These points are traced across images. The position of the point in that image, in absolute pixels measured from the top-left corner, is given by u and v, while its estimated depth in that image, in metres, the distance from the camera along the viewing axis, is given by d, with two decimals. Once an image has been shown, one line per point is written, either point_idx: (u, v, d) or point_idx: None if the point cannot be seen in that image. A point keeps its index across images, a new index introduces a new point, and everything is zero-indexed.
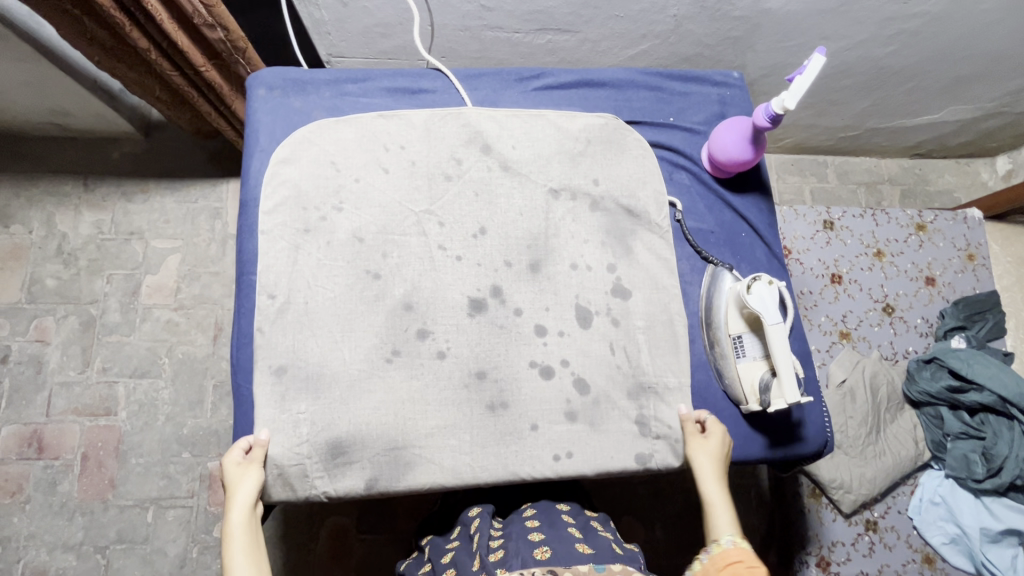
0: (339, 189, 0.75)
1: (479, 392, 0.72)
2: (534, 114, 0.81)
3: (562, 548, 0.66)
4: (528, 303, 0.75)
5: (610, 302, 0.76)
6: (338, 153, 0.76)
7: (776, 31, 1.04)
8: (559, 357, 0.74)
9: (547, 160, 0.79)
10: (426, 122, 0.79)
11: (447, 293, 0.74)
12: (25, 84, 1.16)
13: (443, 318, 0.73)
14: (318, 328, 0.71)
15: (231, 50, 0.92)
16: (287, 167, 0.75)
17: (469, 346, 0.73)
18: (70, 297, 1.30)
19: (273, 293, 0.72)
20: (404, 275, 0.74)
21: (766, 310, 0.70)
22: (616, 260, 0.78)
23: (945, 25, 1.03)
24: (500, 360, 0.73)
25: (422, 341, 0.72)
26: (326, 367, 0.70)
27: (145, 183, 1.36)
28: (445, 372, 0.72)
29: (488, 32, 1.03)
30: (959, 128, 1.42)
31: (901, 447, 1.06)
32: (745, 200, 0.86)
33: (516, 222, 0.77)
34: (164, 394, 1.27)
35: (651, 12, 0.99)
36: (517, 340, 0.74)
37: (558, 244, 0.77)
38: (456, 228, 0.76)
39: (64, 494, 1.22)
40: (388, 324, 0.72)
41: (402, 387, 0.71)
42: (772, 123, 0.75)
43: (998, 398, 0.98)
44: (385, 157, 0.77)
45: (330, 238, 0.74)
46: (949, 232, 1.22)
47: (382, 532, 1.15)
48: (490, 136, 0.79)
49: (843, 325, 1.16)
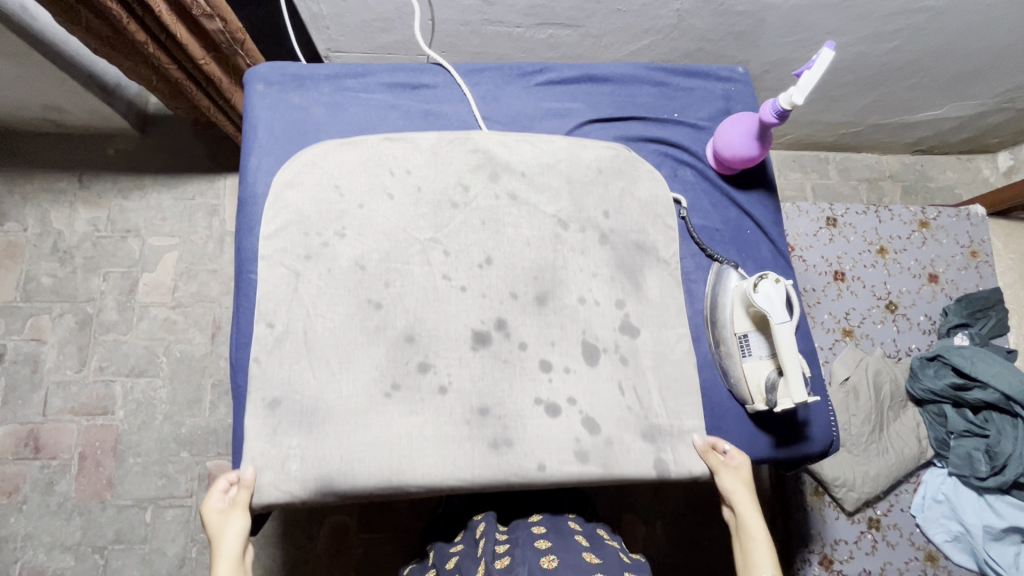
0: (341, 214, 0.72)
1: (481, 429, 0.68)
2: (546, 140, 0.78)
3: (569, 557, 0.65)
4: (534, 337, 0.72)
5: (619, 339, 0.73)
6: (342, 177, 0.73)
7: (780, 26, 1.03)
8: (566, 395, 0.70)
9: (550, 168, 0.77)
10: (434, 146, 0.76)
11: (452, 325, 0.71)
12: (18, 79, 1.14)
13: (446, 352, 0.70)
14: (318, 360, 0.68)
15: (231, 42, 0.91)
16: (290, 192, 0.72)
17: (472, 381, 0.69)
18: (66, 295, 1.28)
19: (271, 322, 0.69)
20: (406, 306, 0.71)
21: (774, 309, 0.69)
22: (626, 295, 0.75)
23: (950, 20, 1.02)
24: (504, 396, 0.69)
25: (423, 375, 0.69)
26: (324, 401, 0.67)
27: (141, 180, 1.34)
28: (447, 408, 0.68)
29: (489, 26, 1.02)
30: (962, 124, 1.41)
31: (904, 446, 1.05)
32: (750, 197, 0.85)
33: (523, 253, 0.74)
34: (161, 393, 1.25)
35: (653, 7, 0.98)
36: (522, 374, 0.70)
37: (567, 275, 0.74)
38: (461, 257, 0.73)
39: (61, 494, 1.21)
40: (390, 357, 0.69)
41: (399, 424, 0.67)
42: (779, 119, 0.73)
43: (1002, 396, 0.98)
44: (390, 182, 0.74)
45: (331, 265, 0.71)
46: (952, 229, 1.21)
47: (383, 531, 1.14)
48: (501, 162, 0.76)
49: (846, 323, 1.15)
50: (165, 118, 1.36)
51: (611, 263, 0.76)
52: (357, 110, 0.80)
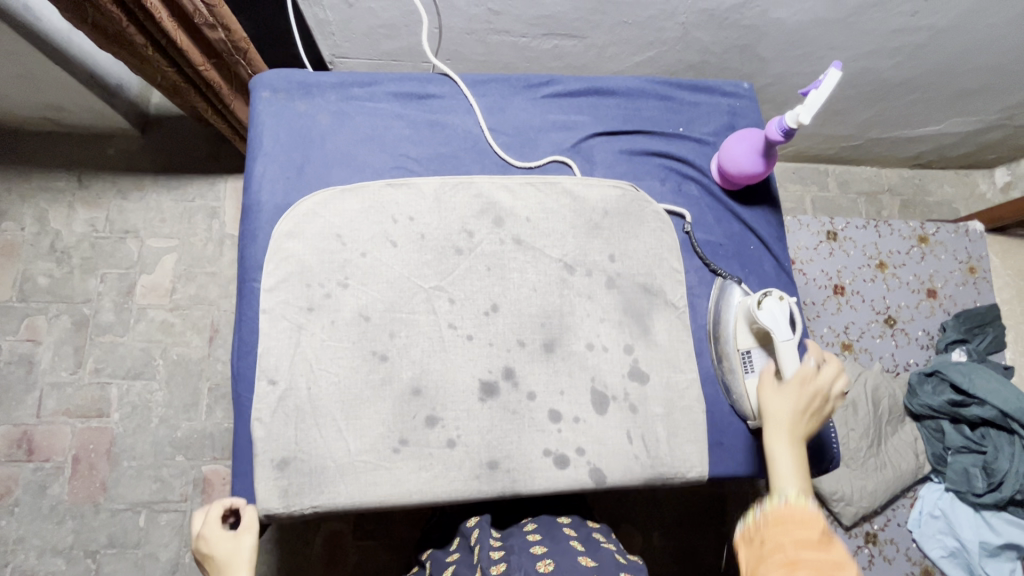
0: (344, 264, 0.72)
1: (491, 483, 0.68)
2: (550, 183, 0.78)
3: (565, 561, 0.65)
4: (542, 387, 0.72)
5: (627, 387, 0.73)
6: (344, 226, 0.73)
7: (784, 41, 1.04)
8: (575, 445, 0.71)
9: (554, 214, 0.77)
10: (437, 191, 0.76)
11: (457, 376, 0.71)
12: (20, 77, 1.13)
13: (453, 405, 0.70)
14: (323, 418, 0.68)
15: (232, 50, 0.91)
16: (292, 242, 0.72)
17: (480, 433, 0.69)
18: (62, 296, 1.27)
19: (273, 378, 0.69)
20: (411, 357, 0.70)
21: (779, 326, 0.70)
22: (634, 340, 0.75)
23: (951, 38, 1.03)
24: (513, 449, 0.70)
25: (431, 430, 0.69)
26: (331, 459, 0.67)
27: (141, 180, 1.34)
28: (455, 463, 0.68)
29: (495, 35, 1.02)
30: (961, 140, 1.42)
31: (901, 461, 1.06)
32: (755, 213, 0.85)
33: (529, 299, 0.74)
34: (157, 396, 1.25)
35: (659, 19, 0.98)
36: (531, 427, 0.71)
37: (574, 321, 0.74)
38: (467, 305, 0.73)
39: (54, 497, 1.20)
40: (396, 411, 0.69)
41: (408, 480, 0.67)
42: (785, 137, 0.74)
43: (999, 413, 0.98)
44: (394, 230, 0.74)
45: (335, 317, 0.70)
46: (951, 245, 1.22)
47: (378, 538, 1.13)
48: (505, 208, 0.76)
49: (845, 337, 1.16)
50: (167, 118, 1.36)
51: (614, 276, 0.76)
52: (363, 119, 0.80)
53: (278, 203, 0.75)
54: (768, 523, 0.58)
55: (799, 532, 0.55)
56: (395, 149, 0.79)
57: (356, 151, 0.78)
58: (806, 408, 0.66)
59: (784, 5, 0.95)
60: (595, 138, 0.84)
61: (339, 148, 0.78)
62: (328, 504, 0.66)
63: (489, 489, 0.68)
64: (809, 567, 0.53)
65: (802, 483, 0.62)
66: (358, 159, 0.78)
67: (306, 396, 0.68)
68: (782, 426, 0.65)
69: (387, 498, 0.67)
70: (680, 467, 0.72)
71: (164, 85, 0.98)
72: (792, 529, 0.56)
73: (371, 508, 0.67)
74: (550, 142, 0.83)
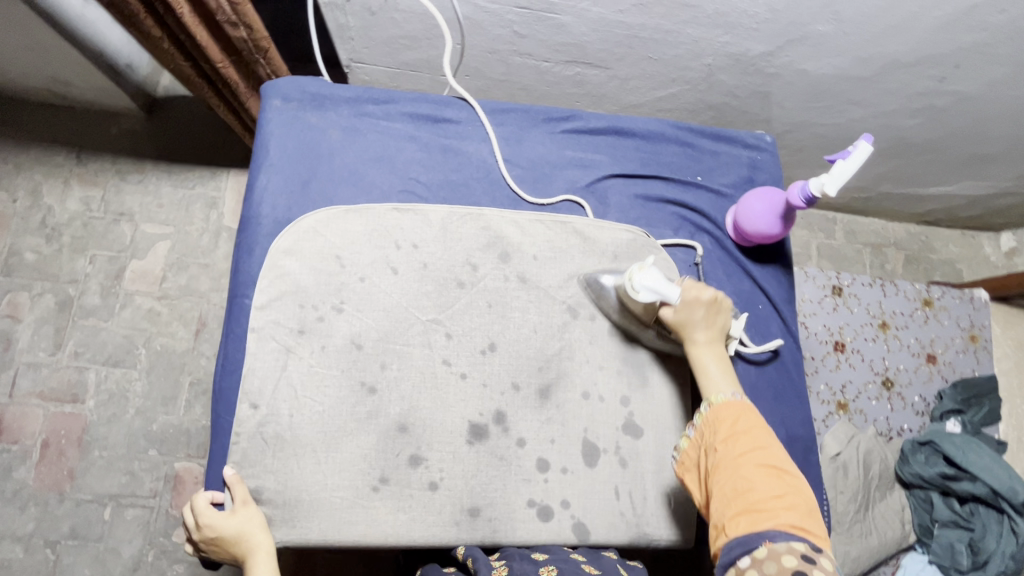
0: (341, 287, 0.69)
1: (471, 530, 0.66)
2: (560, 222, 0.76)
3: (568, 567, 0.62)
4: (533, 433, 0.70)
5: (620, 440, 0.71)
6: (345, 248, 0.70)
7: (808, 92, 1.02)
8: (560, 496, 0.69)
9: (561, 254, 0.75)
10: (444, 220, 0.74)
11: (446, 416, 0.68)
12: (27, 48, 1.11)
13: (439, 445, 0.67)
14: (302, 448, 0.65)
15: (253, 50, 0.87)
16: (288, 260, 0.69)
17: (464, 477, 0.67)
18: (48, 274, 1.24)
19: (255, 402, 0.66)
20: (401, 392, 0.68)
21: (665, 289, 0.69)
22: (631, 392, 0.73)
23: (975, 106, 1.02)
24: (496, 498, 0.67)
25: (414, 470, 0.66)
26: (306, 493, 0.64)
27: (141, 163, 1.30)
28: (435, 507, 0.66)
29: (517, 57, 1.00)
30: (971, 203, 1.42)
31: (887, 528, 1.04)
32: (765, 271, 0.83)
33: (528, 340, 0.72)
34: (136, 386, 1.21)
35: (685, 58, 0.96)
36: (516, 474, 0.68)
37: (571, 368, 0.72)
38: (464, 342, 0.70)
39: (17, 481, 1.15)
40: (378, 446, 0.66)
41: (385, 522, 0.65)
42: (806, 203, 0.72)
43: (990, 491, 0.99)
44: (395, 257, 0.71)
45: (326, 342, 0.68)
46: (954, 311, 1.21)
47: (347, 554, 1.09)
48: (512, 243, 0.74)
49: (841, 396, 1.13)
50: (173, 103, 1.33)
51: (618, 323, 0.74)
52: (375, 137, 0.77)
53: (279, 218, 0.72)
54: (703, 432, 0.66)
55: (726, 430, 0.64)
56: (405, 171, 0.77)
57: (364, 170, 0.76)
58: (706, 316, 0.70)
59: (813, 58, 0.94)
60: (611, 179, 0.82)
61: (347, 165, 0.76)
62: (298, 538, 0.64)
63: (468, 537, 0.66)
64: (747, 463, 0.60)
65: (726, 379, 0.69)
66: (367, 178, 0.76)
67: (285, 426, 0.65)
68: (693, 338, 0.70)
69: (361, 538, 0.64)
70: (664, 528, 0.70)
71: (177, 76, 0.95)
72: (724, 429, 0.64)
73: (345, 546, 0.65)
74: (566, 177, 0.81)
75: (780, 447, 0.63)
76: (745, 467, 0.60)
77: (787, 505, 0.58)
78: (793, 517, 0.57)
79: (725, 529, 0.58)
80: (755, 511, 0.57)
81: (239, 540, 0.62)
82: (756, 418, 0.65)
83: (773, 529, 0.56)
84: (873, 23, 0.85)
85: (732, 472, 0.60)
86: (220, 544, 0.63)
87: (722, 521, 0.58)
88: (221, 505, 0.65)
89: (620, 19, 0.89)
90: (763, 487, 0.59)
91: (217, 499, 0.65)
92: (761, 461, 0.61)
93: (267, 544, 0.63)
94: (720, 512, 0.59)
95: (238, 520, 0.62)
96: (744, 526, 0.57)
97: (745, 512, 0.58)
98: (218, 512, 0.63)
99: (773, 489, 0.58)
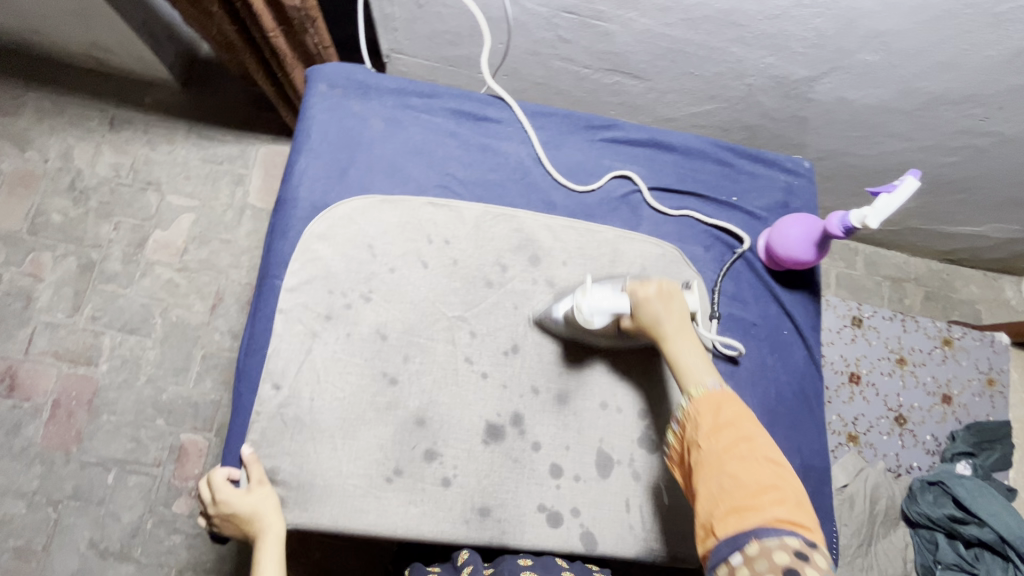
0: (371, 276, 0.70)
1: (479, 530, 0.66)
2: (593, 231, 0.77)
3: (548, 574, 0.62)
4: (548, 438, 0.70)
5: (634, 453, 0.71)
6: (378, 238, 0.71)
7: (847, 121, 1.02)
8: (571, 504, 0.68)
9: (592, 262, 0.75)
10: (477, 219, 0.74)
11: (465, 415, 0.68)
12: (73, 11, 1.12)
13: (455, 443, 0.67)
14: (321, 434, 0.65)
15: (304, 19, 0.86)
16: (322, 245, 0.70)
17: (477, 476, 0.67)
18: (73, 237, 1.25)
19: (278, 383, 0.66)
20: (421, 386, 0.68)
21: (615, 306, 0.66)
22: (649, 407, 0.73)
23: (1015, 148, 1.01)
24: (507, 499, 0.67)
25: (428, 464, 0.66)
26: (320, 477, 0.65)
27: (173, 134, 1.31)
28: (446, 503, 0.66)
29: (558, 61, 1.00)
30: (995, 245, 1.41)
31: (888, 565, 1.03)
32: (794, 297, 0.83)
33: (551, 346, 0.72)
34: (149, 354, 1.22)
35: (727, 77, 0.96)
36: (529, 477, 0.68)
37: (593, 377, 0.72)
38: (488, 342, 0.70)
39: (25, 439, 1.16)
40: (395, 438, 0.66)
41: (396, 514, 0.65)
42: (845, 234, 0.72)
43: (998, 537, 0.97)
44: (427, 251, 0.71)
45: (351, 329, 0.68)
46: (974, 353, 1.20)
47: (349, 542, 1.09)
48: (544, 247, 0.74)
49: (852, 428, 1.13)
50: (209, 78, 1.34)
51: None
52: (416, 130, 0.78)
53: (315, 202, 0.73)
54: (686, 428, 0.62)
55: (709, 423, 0.60)
56: (441, 166, 0.77)
57: (403, 163, 0.76)
58: (669, 311, 0.67)
59: (854, 87, 0.93)
60: (646, 192, 0.82)
61: (386, 155, 0.76)
62: (305, 522, 0.64)
63: (476, 536, 0.66)
64: (732, 457, 0.57)
65: (704, 368, 0.65)
66: (404, 170, 0.76)
67: (301, 412, 0.65)
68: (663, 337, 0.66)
69: (370, 528, 0.64)
70: (672, 546, 0.70)
71: (219, 39, 0.95)
72: (708, 421, 0.60)
73: (353, 535, 0.64)
74: (602, 186, 0.81)
75: (768, 436, 0.60)
76: (729, 462, 0.57)
77: (775, 496, 0.54)
78: (780, 511, 0.53)
79: (714, 529, 0.54)
80: (743, 506, 0.54)
81: (253, 521, 0.62)
82: (740, 406, 0.61)
83: (759, 524, 0.52)
84: (922, 57, 0.84)
85: (719, 471, 0.57)
86: (234, 520, 0.64)
87: (710, 520, 0.55)
88: (238, 482, 0.65)
89: (666, 32, 0.88)
90: (749, 480, 0.55)
91: (235, 477, 0.65)
92: (747, 453, 0.57)
93: (279, 529, 0.63)
94: (708, 512, 0.55)
95: (252, 499, 0.62)
96: (732, 524, 0.53)
97: (733, 509, 0.54)
98: (235, 488, 0.64)
99: (760, 483, 0.55)
